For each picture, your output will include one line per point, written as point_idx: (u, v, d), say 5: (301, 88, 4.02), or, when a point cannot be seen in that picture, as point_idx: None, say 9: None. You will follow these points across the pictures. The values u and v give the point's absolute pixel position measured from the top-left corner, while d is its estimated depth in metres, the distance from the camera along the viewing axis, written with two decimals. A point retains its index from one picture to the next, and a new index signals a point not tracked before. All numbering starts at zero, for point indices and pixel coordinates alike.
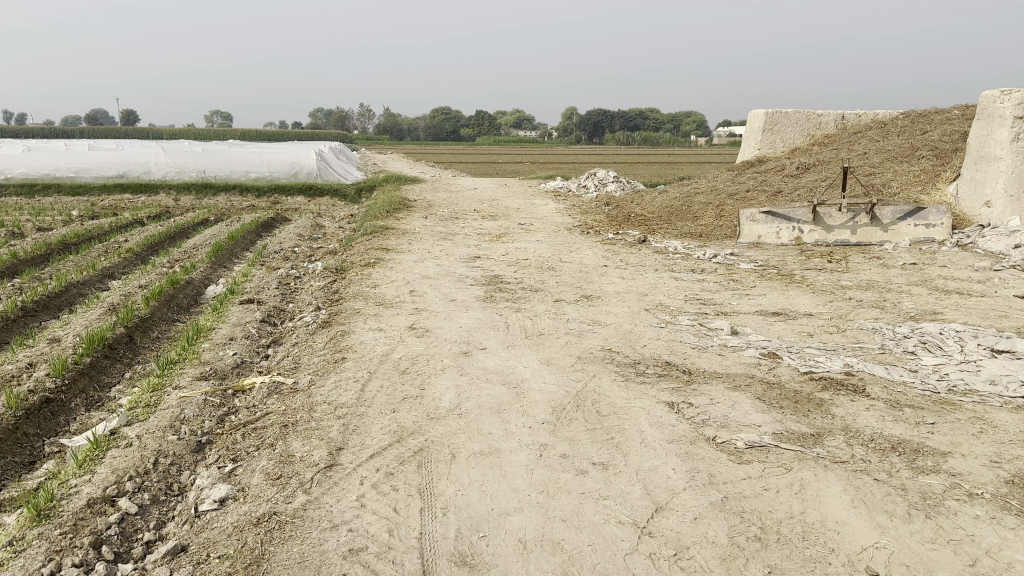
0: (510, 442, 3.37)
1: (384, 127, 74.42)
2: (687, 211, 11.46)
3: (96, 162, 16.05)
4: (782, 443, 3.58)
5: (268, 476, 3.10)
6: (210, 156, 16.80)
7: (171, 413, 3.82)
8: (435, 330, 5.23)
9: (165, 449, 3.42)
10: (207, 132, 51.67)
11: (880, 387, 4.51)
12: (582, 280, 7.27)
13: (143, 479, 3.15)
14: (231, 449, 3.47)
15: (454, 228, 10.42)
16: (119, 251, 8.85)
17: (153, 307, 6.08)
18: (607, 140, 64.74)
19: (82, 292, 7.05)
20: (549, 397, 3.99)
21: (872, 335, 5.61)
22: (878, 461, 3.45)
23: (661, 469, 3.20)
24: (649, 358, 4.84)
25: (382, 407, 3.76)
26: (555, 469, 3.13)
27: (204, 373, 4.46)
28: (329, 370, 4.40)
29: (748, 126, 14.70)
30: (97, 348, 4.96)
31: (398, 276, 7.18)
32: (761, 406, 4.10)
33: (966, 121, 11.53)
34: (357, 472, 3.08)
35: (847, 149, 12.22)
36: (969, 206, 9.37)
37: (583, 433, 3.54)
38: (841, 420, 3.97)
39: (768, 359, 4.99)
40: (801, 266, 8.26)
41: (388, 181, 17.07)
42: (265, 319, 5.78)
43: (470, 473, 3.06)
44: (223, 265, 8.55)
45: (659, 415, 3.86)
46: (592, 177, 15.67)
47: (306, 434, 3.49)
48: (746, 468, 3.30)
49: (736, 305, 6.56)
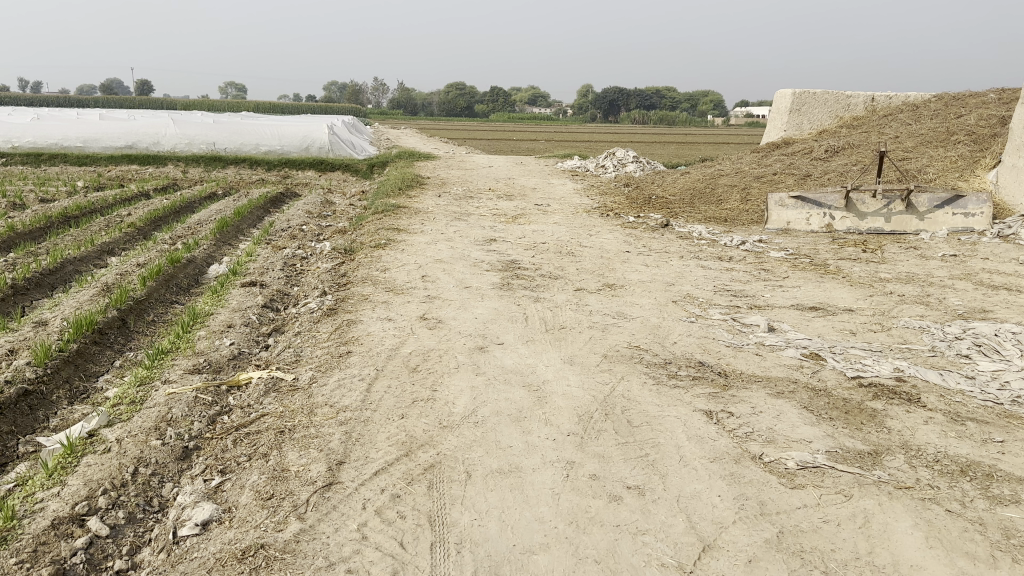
0: (533, 459, 2.98)
1: (398, 102, 73.92)
2: (711, 194, 11.00)
3: (106, 131, 15.65)
4: (838, 464, 3.18)
5: (258, 495, 2.72)
6: (221, 128, 16.40)
7: (156, 413, 3.45)
8: (449, 322, 4.83)
9: (146, 457, 3.05)
10: (219, 104, 51.15)
11: (936, 397, 4.08)
12: (605, 267, 6.85)
13: (119, 494, 2.79)
14: (220, 458, 3.10)
15: (468, 208, 10.00)
16: (120, 226, 8.49)
17: (150, 288, 5.71)
18: (623, 117, 63.94)
19: (79, 270, 6.70)
20: (574, 403, 3.60)
21: (920, 335, 5.18)
22: (947, 488, 3.05)
23: (705, 496, 2.81)
24: (680, 358, 4.44)
25: (390, 412, 3.38)
26: (584, 493, 2.74)
27: (197, 366, 4.07)
28: (333, 366, 4.01)
29: (774, 106, 14.13)
30: (85, 333, 4.60)
31: (409, 259, 6.78)
32: (809, 418, 3.70)
33: (1003, 105, 11.00)
34: (359, 493, 2.70)
35: (878, 132, 11.72)
36: (1011, 194, 8.85)
37: (613, 448, 3.15)
38: (898, 436, 3.57)
39: (810, 361, 4.58)
40: (834, 255, 7.81)
41: (401, 156, 16.62)
42: (267, 304, 5.40)
43: (488, 498, 2.68)
44: (229, 241, 8.20)
45: (697, 426, 3.46)
46: (611, 156, 15.17)
47: (302, 443, 3.11)
48: (800, 495, 2.91)
49: (769, 297, 6.14)
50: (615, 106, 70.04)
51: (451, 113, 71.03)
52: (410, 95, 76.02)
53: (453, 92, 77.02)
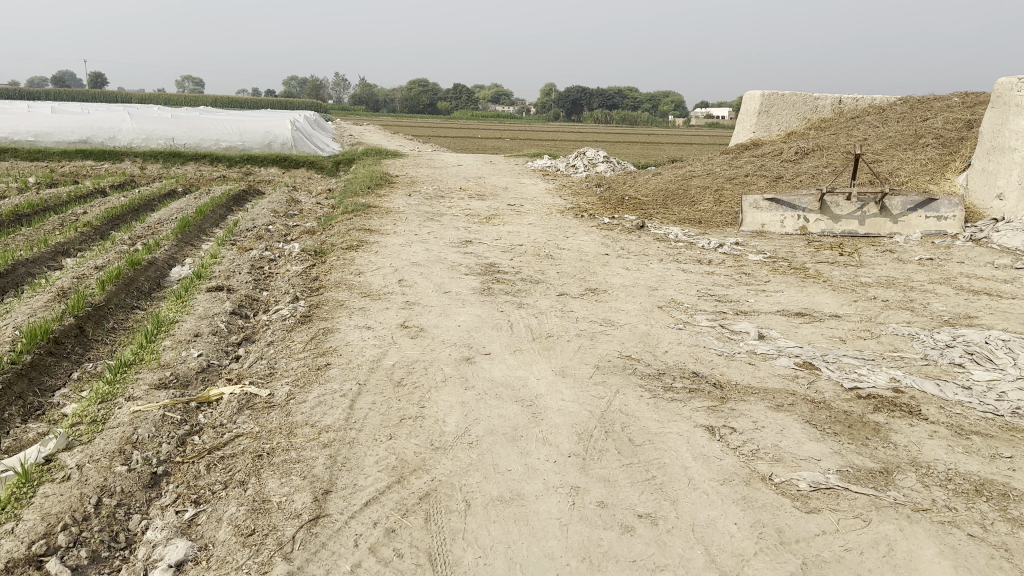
0: (535, 485, 2.78)
1: (360, 98, 73.14)
2: (684, 195, 10.89)
3: (59, 125, 15.23)
4: (851, 485, 3.03)
5: (237, 530, 2.48)
6: (181, 123, 15.90)
7: (121, 434, 3.18)
8: (430, 330, 4.61)
9: (111, 486, 2.79)
10: (176, 98, 50.22)
11: (937, 409, 3.95)
12: (584, 270, 6.66)
13: (82, 530, 2.53)
14: (193, 486, 2.85)
15: (438, 208, 9.74)
16: (76, 225, 8.10)
17: (110, 293, 5.39)
18: (586, 116, 63.95)
19: (31, 273, 6.34)
20: (571, 420, 3.40)
21: (910, 343, 5.06)
22: (965, 510, 2.89)
23: (721, 524, 2.64)
24: (673, 369, 4.27)
25: (376, 433, 3.15)
26: (594, 524, 2.56)
27: (163, 381, 3.79)
28: (311, 380, 3.76)
29: (743, 107, 14.06)
30: (40, 343, 4.29)
31: (382, 261, 6.54)
32: (814, 433, 3.54)
33: (967, 109, 11.08)
34: (350, 527, 2.47)
35: (847, 133, 11.72)
36: (980, 197, 8.86)
37: (617, 470, 2.97)
38: (905, 451, 3.42)
39: (805, 371, 4.43)
40: (812, 258, 7.74)
41: (366, 154, 16.28)
42: (236, 310, 5.12)
43: (492, 532, 2.47)
44: (191, 242, 7.85)
45: (701, 444, 3.29)
46: (580, 157, 15.01)
47: (283, 469, 2.87)
48: (818, 520, 2.76)
49: (755, 303, 6.00)
50: (578, 105, 70.04)
51: (413, 110, 70.49)
52: (372, 91, 75.03)
53: (415, 90, 76.43)
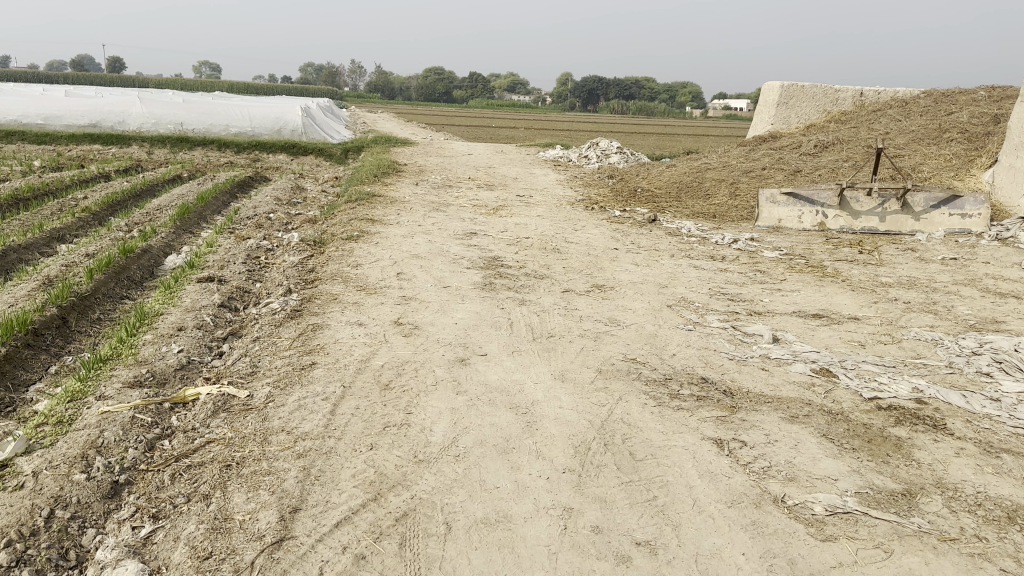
0: (524, 505, 2.55)
1: (376, 86, 72.79)
2: (698, 187, 10.59)
3: (69, 109, 15.13)
4: (871, 509, 2.77)
5: (194, 553, 2.26)
6: (191, 108, 15.69)
7: (85, 437, 2.96)
8: (426, 328, 4.37)
9: (65, 496, 2.57)
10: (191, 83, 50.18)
11: (963, 423, 3.67)
12: (592, 266, 6.41)
13: (27, 547, 2.31)
14: (153, 498, 2.62)
15: (445, 198, 9.49)
16: (74, 210, 7.92)
17: (97, 281, 5.19)
18: (603, 107, 63.37)
19: (22, 259, 6.15)
20: (567, 430, 3.16)
21: (934, 349, 4.78)
22: (997, 541, 2.63)
23: (727, 554, 2.40)
24: (681, 374, 4.01)
25: (356, 442, 2.92)
26: (586, 553, 2.32)
27: (138, 379, 3.57)
28: (294, 381, 3.53)
29: (761, 99, 13.71)
30: (17, 335, 4.08)
31: (382, 253, 6.31)
32: (830, 449, 3.28)
33: (994, 103, 10.69)
34: (316, 552, 2.25)
35: (868, 127, 11.38)
36: (1007, 194, 8.50)
37: (615, 489, 2.73)
38: (930, 471, 3.15)
39: (821, 379, 4.16)
40: (830, 255, 7.43)
41: (375, 141, 16.05)
42: (225, 303, 4.90)
43: (472, 561, 2.24)
44: (190, 229, 7.65)
45: (707, 460, 3.04)
46: (594, 147, 14.69)
47: (251, 482, 2.64)
48: (834, 550, 2.51)
49: (769, 302, 5.73)
50: (595, 95, 69.40)
51: (429, 96, 69.93)
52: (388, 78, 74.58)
53: (431, 77, 76.05)
